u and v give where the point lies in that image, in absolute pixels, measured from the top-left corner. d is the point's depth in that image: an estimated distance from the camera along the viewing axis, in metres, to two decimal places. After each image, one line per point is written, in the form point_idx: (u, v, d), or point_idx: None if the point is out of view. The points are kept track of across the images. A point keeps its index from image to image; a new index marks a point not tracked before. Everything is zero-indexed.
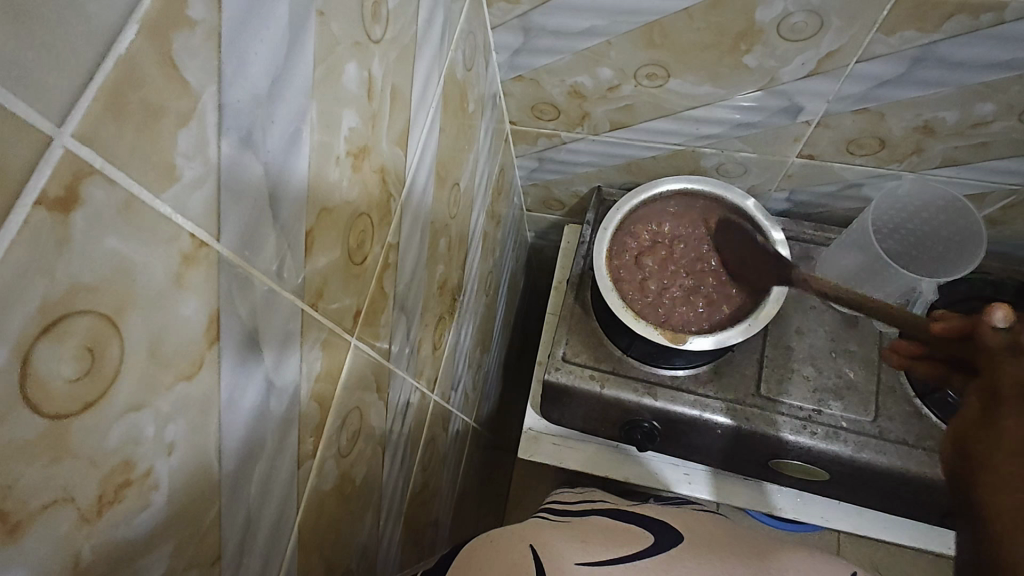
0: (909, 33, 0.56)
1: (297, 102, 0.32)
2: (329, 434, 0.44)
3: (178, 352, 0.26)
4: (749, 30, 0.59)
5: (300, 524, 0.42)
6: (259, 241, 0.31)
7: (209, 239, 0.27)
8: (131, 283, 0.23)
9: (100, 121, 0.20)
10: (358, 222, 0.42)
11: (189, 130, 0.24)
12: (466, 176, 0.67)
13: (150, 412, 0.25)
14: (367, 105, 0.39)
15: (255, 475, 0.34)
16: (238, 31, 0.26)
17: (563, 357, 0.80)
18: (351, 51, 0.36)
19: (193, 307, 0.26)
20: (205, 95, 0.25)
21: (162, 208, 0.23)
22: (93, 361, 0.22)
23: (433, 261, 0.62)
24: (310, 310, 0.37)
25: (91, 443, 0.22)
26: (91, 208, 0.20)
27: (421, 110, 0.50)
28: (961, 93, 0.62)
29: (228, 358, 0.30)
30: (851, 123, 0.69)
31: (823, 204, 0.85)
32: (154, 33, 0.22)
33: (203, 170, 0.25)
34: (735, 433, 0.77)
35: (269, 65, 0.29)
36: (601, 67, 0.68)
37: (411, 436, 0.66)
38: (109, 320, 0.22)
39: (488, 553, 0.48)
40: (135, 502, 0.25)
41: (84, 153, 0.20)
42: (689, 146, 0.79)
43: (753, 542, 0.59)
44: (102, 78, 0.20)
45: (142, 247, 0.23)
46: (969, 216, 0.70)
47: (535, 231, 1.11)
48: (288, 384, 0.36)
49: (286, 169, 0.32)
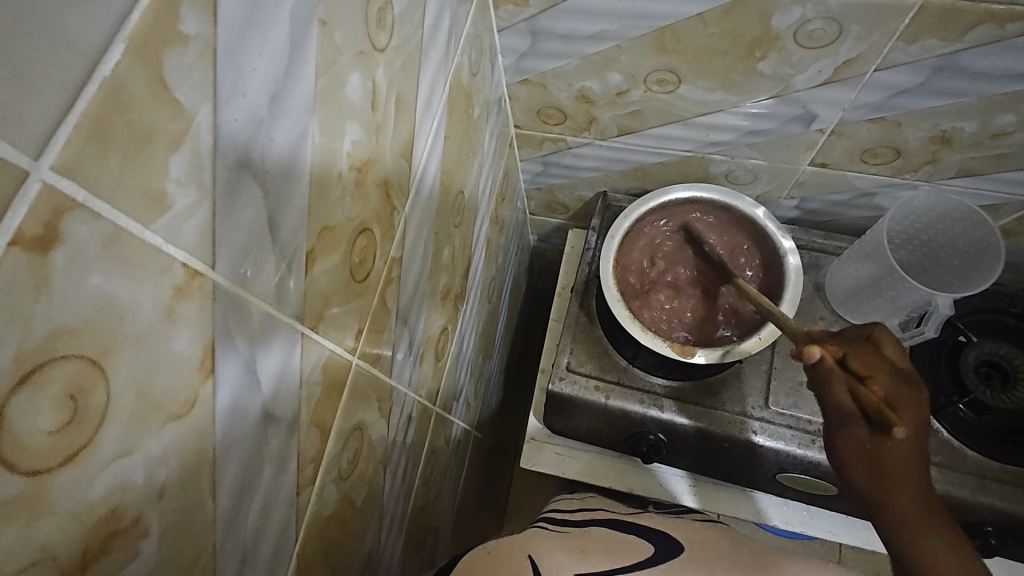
0: (931, 41, 0.55)
1: (298, 116, 0.30)
2: (329, 458, 0.42)
3: (170, 390, 0.24)
4: (764, 36, 0.58)
5: (299, 551, 0.41)
6: (257, 265, 0.29)
7: (202, 267, 0.25)
8: (118, 323, 0.21)
9: (81, 151, 0.18)
10: (361, 237, 0.40)
11: (182, 154, 0.22)
12: (470, 183, 0.65)
13: (139, 456, 0.23)
14: (371, 116, 0.38)
15: (253, 506, 0.33)
16: (235, 44, 0.24)
17: (567, 366, 0.79)
18: (355, 61, 0.34)
19: (186, 341, 0.25)
20: (199, 115, 0.23)
21: (151, 240, 0.22)
22: (75, 411, 0.20)
23: (437, 271, 0.60)
24: (310, 332, 0.35)
25: (74, 496, 0.20)
26: (73, 246, 0.19)
27: (426, 118, 0.48)
28: (981, 104, 0.60)
29: (224, 391, 0.28)
30: (867, 132, 0.68)
31: (834, 212, 0.83)
32: (143, 52, 0.20)
33: (197, 196, 0.24)
34: (742, 446, 0.76)
35: (268, 79, 0.27)
36: (611, 72, 0.66)
37: (412, 449, 0.64)
38: (94, 364, 0.20)
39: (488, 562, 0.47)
40: (123, 552, 0.23)
41: (63, 187, 0.18)
42: (698, 153, 0.78)
43: (757, 554, 0.57)
44: (86, 104, 0.18)
45: (128, 285, 0.21)
46: (986, 228, 0.69)
47: (538, 235, 1.10)
48: (287, 411, 0.35)
49: (287, 189, 0.30)
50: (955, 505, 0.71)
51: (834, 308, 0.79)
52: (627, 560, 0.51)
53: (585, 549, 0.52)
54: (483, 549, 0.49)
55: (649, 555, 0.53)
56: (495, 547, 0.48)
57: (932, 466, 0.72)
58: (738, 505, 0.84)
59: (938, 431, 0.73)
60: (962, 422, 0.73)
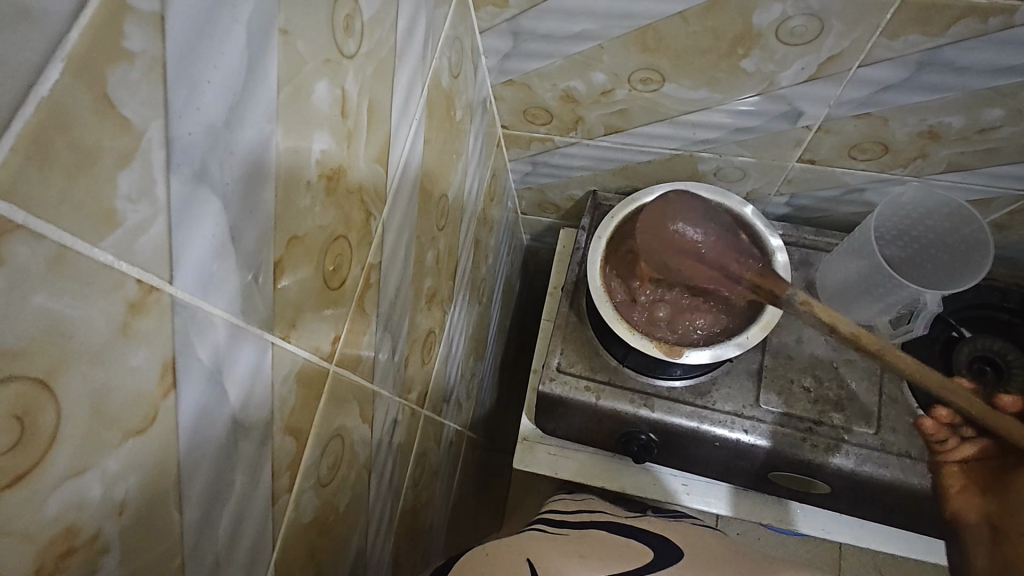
0: (914, 37, 0.54)
1: (260, 127, 0.30)
2: (308, 465, 0.42)
3: (128, 407, 0.24)
4: (746, 34, 0.57)
5: (277, 559, 0.41)
6: (220, 277, 0.29)
7: (159, 282, 0.25)
8: (67, 343, 0.21)
9: (20, 172, 0.18)
10: (335, 244, 0.40)
11: (132, 170, 0.22)
12: (454, 186, 0.65)
13: (96, 473, 0.23)
14: (341, 124, 0.38)
15: (224, 517, 0.33)
16: (186, 59, 0.24)
17: (557, 367, 0.79)
18: (321, 69, 0.34)
19: (142, 356, 0.24)
20: (149, 131, 0.23)
21: (101, 257, 0.22)
22: (23, 430, 0.20)
23: (421, 274, 0.60)
24: (281, 342, 0.36)
25: (25, 516, 0.21)
26: (13, 266, 0.19)
27: (403, 123, 0.48)
28: (968, 98, 0.60)
29: (189, 405, 0.28)
30: (854, 128, 0.67)
31: (824, 208, 0.83)
32: (84, 72, 0.20)
33: (150, 212, 0.24)
34: (732, 445, 0.75)
35: (225, 92, 0.27)
36: (594, 71, 0.65)
37: (400, 452, 0.64)
38: (43, 384, 0.20)
39: (487, 563, 0.47)
40: (81, 570, 0.23)
41: (2, 209, 0.18)
42: (686, 151, 0.77)
43: (753, 560, 0.56)
44: (22, 124, 0.18)
45: (77, 303, 0.21)
46: (975, 224, 0.68)
47: (530, 234, 1.09)
48: (258, 422, 0.35)
49: (251, 200, 0.30)
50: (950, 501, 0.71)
51: (825, 306, 0.79)
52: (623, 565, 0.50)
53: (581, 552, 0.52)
54: (481, 551, 0.49)
55: (648, 561, 0.52)
56: (494, 548, 0.48)
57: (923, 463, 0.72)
58: (734, 503, 0.84)
59: None
60: None
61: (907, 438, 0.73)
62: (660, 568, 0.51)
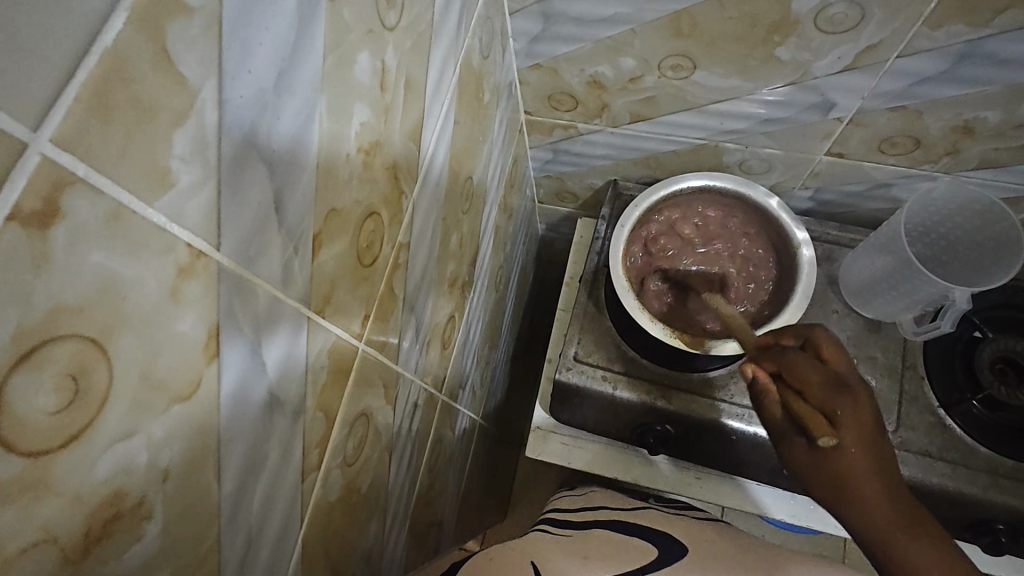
0: (956, 27, 0.53)
1: (307, 95, 0.29)
2: (335, 444, 0.42)
3: (173, 373, 0.24)
4: (783, 20, 0.56)
5: (303, 537, 0.41)
6: (262, 247, 0.28)
7: (208, 248, 0.24)
8: (121, 304, 0.21)
9: (82, 123, 0.18)
10: (369, 221, 0.40)
11: (186, 130, 0.22)
12: (479, 169, 0.64)
13: (142, 438, 0.23)
14: (379, 97, 0.37)
15: (257, 493, 0.32)
16: (241, 18, 0.23)
17: (574, 356, 0.78)
18: (363, 40, 0.34)
19: (190, 321, 0.24)
20: (204, 90, 0.22)
21: (155, 217, 0.21)
22: (77, 390, 0.20)
23: (444, 258, 0.60)
24: (317, 317, 0.35)
25: (75, 479, 0.20)
26: (74, 221, 0.18)
27: (436, 102, 0.48)
28: (1006, 92, 0.59)
29: (229, 375, 0.28)
30: (886, 121, 0.66)
31: (850, 203, 0.82)
32: (147, 24, 0.19)
33: (202, 173, 0.23)
34: (749, 439, 0.75)
35: (276, 56, 0.26)
36: (623, 57, 0.65)
37: (417, 437, 0.64)
38: (97, 344, 0.20)
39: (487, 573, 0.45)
40: (125, 537, 0.23)
41: (64, 160, 0.17)
42: (712, 141, 0.76)
43: (764, 555, 0.56)
44: (86, 75, 0.18)
45: (132, 264, 0.21)
46: (1006, 220, 0.68)
47: (547, 223, 1.08)
48: (292, 398, 0.34)
49: (295, 170, 0.30)
50: (967, 501, 0.71)
51: (848, 302, 0.79)
52: (628, 565, 0.50)
53: (586, 554, 0.51)
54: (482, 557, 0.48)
55: (650, 559, 0.52)
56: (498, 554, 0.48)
57: (943, 463, 0.71)
58: (748, 498, 0.83)
59: (950, 426, 0.73)
60: (976, 418, 0.72)
61: (926, 437, 0.73)
62: (662, 567, 0.50)
